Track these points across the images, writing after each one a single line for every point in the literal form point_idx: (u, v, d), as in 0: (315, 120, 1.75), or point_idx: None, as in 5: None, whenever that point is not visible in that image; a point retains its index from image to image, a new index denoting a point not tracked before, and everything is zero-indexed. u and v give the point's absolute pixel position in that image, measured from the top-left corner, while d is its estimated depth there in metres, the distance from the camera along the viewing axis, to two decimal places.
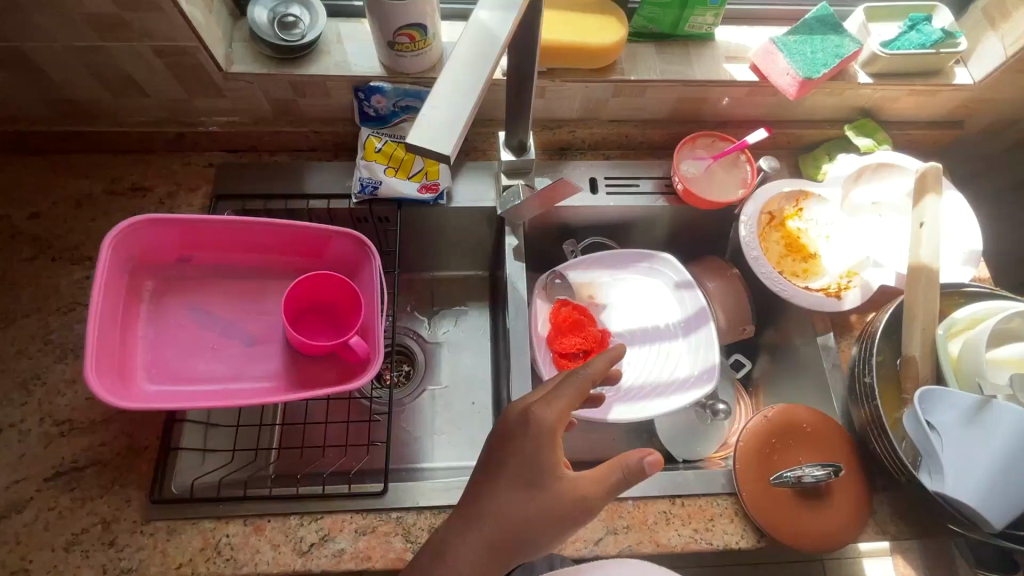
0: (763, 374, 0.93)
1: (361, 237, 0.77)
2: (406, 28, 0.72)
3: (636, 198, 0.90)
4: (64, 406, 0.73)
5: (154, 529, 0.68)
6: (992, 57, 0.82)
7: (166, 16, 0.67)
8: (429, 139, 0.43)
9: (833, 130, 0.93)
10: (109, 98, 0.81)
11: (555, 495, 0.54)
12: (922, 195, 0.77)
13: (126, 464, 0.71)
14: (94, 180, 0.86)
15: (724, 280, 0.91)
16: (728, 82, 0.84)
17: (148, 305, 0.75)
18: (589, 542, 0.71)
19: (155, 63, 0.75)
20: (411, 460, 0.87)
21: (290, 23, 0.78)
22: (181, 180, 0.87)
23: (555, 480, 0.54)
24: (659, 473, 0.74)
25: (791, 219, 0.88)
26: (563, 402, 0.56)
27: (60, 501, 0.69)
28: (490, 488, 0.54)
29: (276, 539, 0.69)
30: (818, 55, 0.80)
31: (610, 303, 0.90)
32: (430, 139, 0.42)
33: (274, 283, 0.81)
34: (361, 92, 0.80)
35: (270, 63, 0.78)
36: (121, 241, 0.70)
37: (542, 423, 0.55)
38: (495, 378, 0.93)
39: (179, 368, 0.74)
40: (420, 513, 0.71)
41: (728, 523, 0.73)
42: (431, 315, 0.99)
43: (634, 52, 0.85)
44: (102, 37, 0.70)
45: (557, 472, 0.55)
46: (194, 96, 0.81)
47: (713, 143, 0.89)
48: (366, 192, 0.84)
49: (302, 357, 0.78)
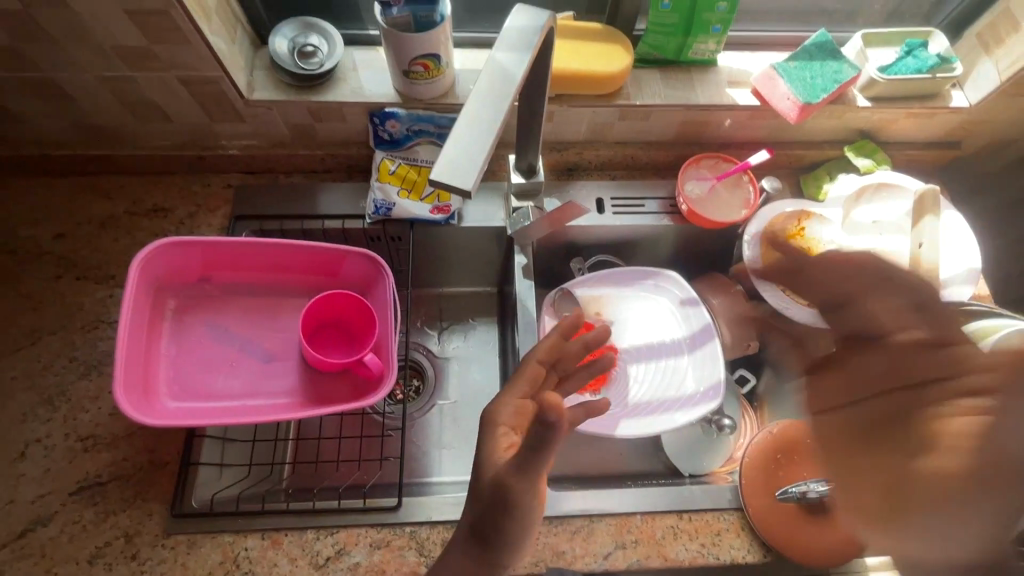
0: (768, 390, 0.95)
1: (376, 256, 0.79)
2: (421, 58, 0.75)
3: (642, 218, 0.93)
4: (88, 422, 0.76)
5: (175, 542, 0.70)
6: (987, 82, 0.84)
7: (192, 47, 0.71)
8: (452, 174, 0.45)
9: (834, 151, 0.95)
10: (133, 124, 0.84)
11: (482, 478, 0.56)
12: (921, 216, 0.82)
13: (147, 479, 0.73)
14: (117, 201, 0.89)
15: (728, 297, 0.93)
16: (731, 106, 0.87)
17: (170, 323, 0.78)
18: (598, 556, 0.73)
19: (179, 91, 0.78)
20: (422, 475, 0.89)
21: (309, 53, 0.81)
22: (201, 201, 0.90)
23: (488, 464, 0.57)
24: (668, 487, 0.76)
25: (796, 238, 0.89)
26: (516, 392, 0.64)
27: (84, 515, 0.71)
28: None
29: (293, 553, 0.70)
30: (818, 80, 0.83)
31: (617, 320, 0.92)
32: (453, 173, 0.45)
33: (290, 301, 0.83)
34: (376, 117, 0.83)
35: (290, 90, 0.81)
36: (147, 262, 0.73)
37: (498, 413, 0.61)
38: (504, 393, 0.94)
39: (199, 385, 0.76)
40: (433, 528, 0.73)
41: (735, 537, 0.74)
42: (441, 331, 1.01)
43: (639, 77, 0.87)
44: (130, 67, 0.73)
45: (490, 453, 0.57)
46: (215, 121, 0.84)
47: (716, 164, 0.92)
48: (380, 213, 0.87)
49: (318, 373, 0.80)
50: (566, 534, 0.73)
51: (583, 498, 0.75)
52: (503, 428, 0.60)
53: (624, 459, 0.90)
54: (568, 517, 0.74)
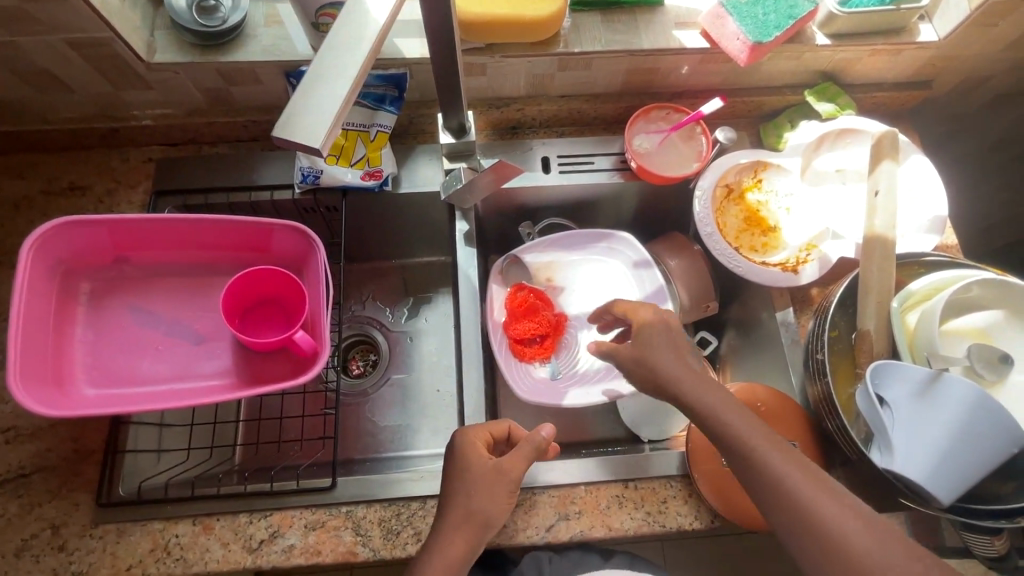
0: (729, 350, 0.92)
1: (301, 226, 0.74)
2: (327, 8, 0.68)
3: (590, 176, 0.88)
4: (8, 414, 0.73)
5: (104, 531, 0.68)
6: (956, 12, 0.77)
7: (70, 6, 0.63)
8: (297, 132, 0.41)
9: (795, 96, 0.89)
10: (33, 96, 0.78)
11: (471, 465, 0.64)
12: (878, 161, 0.73)
13: (72, 469, 0.71)
14: (31, 180, 0.84)
15: (685, 256, 0.88)
16: (679, 51, 0.80)
17: (86, 308, 0.73)
18: (541, 528, 0.71)
19: (72, 56, 0.71)
20: (373, 450, 0.87)
21: (211, 7, 0.74)
22: (120, 177, 0.85)
23: (463, 459, 0.64)
24: (611, 458, 0.73)
25: (750, 191, 0.85)
26: (485, 428, 0.67)
27: (8, 508, 0.69)
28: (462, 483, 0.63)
29: (225, 537, 0.69)
30: (770, 17, 0.75)
31: (566, 286, 0.89)
32: (293, 131, 0.40)
33: (217, 279, 0.79)
34: (292, 77, 0.77)
35: (193, 51, 0.75)
36: (47, 243, 0.68)
37: (466, 437, 0.66)
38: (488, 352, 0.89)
39: (121, 370, 0.73)
40: (370, 506, 0.71)
41: (682, 504, 0.72)
42: (394, 304, 0.98)
43: (578, 21, 0.80)
44: (9, 32, 0.66)
45: (464, 456, 0.64)
46: (121, 88, 0.78)
47: (668, 115, 0.86)
48: (308, 181, 0.82)
49: (250, 352, 0.76)
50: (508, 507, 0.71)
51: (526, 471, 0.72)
52: (477, 443, 0.65)
53: (581, 426, 0.90)
54: None
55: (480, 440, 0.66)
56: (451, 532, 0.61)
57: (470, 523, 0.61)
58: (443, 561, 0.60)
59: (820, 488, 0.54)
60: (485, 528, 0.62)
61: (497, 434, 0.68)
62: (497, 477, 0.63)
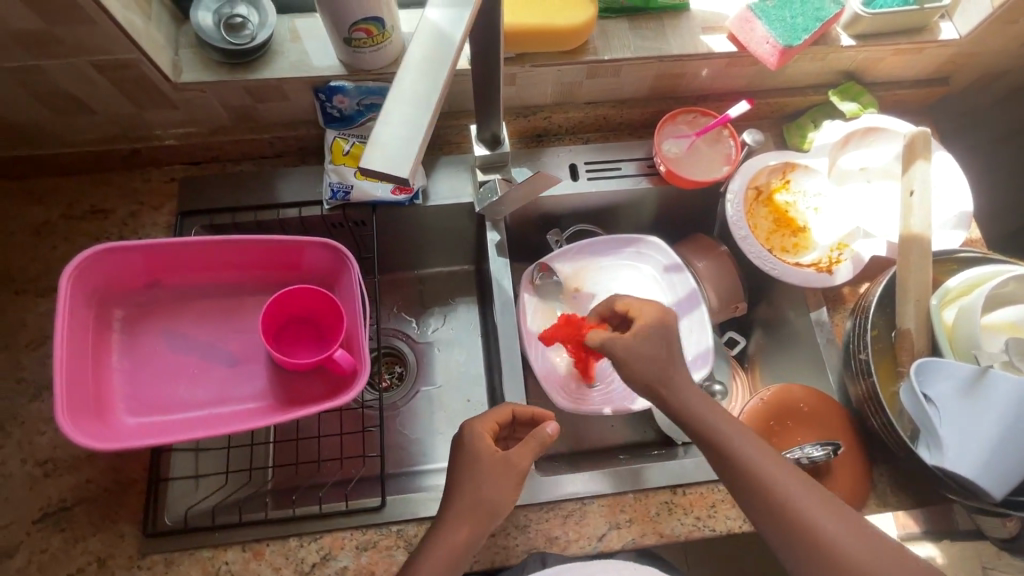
0: (758, 349, 0.92)
1: (335, 243, 0.73)
2: (362, 23, 0.67)
3: (618, 182, 0.88)
4: (46, 445, 0.71)
5: (151, 562, 0.67)
6: (978, 11, 0.78)
7: (99, 27, 0.62)
8: (379, 160, 0.40)
9: (817, 96, 0.90)
10: (53, 118, 0.76)
11: (475, 452, 0.63)
12: (911, 161, 0.74)
13: (115, 500, 0.69)
14: (50, 205, 0.82)
15: (713, 258, 0.89)
16: (706, 55, 0.80)
17: (120, 334, 0.72)
18: (592, 538, 0.71)
19: (96, 77, 0.70)
20: (410, 464, 0.86)
21: (237, 25, 0.73)
22: (143, 198, 0.83)
23: (465, 447, 0.64)
24: (659, 464, 0.74)
25: (779, 192, 0.86)
26: (490, 417, 0.67)
27: (51, 543, 0.67)
28: (472, 475, 0.62)
29: (276, 562, 0.68)
30: (798, 20, 0.76)
31: (596, 293, 0.89)
32: (383, 160, 0.40)
33: (250, 300, 0.78)
34: (322, 93, 0.76)
35: (220, 69, 0.73)
36: (81, 273, 0.66)
37: (473, 427, 0.65)
38: (489, 374, 0.91)
39: (160, 397, 0.71)
40: (420, 524, 0.70)
41: (730, 507, 0.72)
42: (420, 315, 0.97)
43: (605, 28, 0.80)
44: (34, 55, 0.64)
45: (464, 447, 0.64)
46: (144, 108, 0.77)
47: (695, 118, 0.86)
48: (337, 197, 0.81)
49: (287, 373, 0.75)
50: (559, 519, 0.71)
51: (574, 481, 0.72)
52: (484, 434, 0.65)
53: (617, 432, 0.90)
54: (559, 502, 0.72)
55: (487, 431, 0.65)
56: (456, 520, 0.61)
57: (476, 513, 0.61)
58: (447, 551, 0.60)
59: (833, 501, 0.57)
60: (491, 517, 0.62)
61: (503, 421, 0.67)
62: (506, 467, 0.62)
